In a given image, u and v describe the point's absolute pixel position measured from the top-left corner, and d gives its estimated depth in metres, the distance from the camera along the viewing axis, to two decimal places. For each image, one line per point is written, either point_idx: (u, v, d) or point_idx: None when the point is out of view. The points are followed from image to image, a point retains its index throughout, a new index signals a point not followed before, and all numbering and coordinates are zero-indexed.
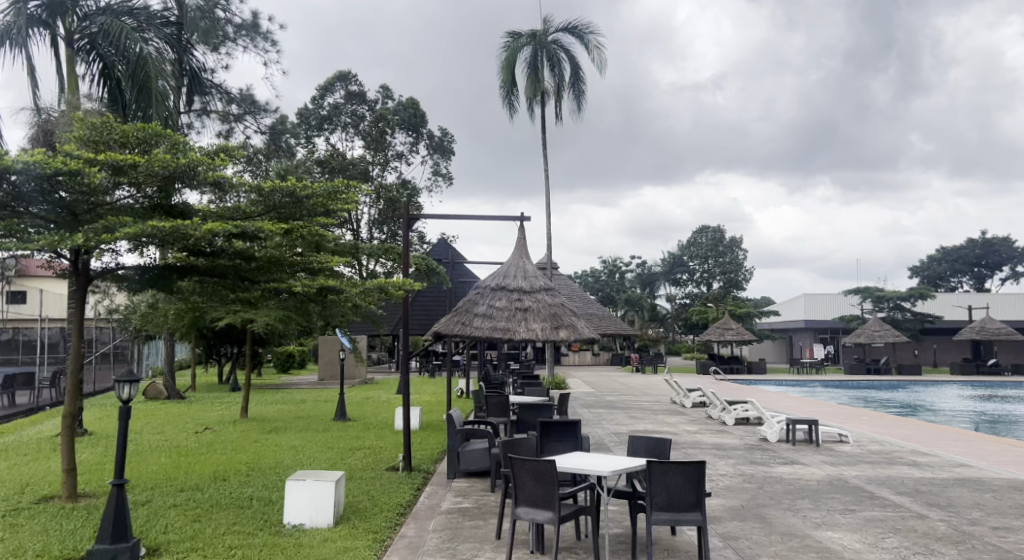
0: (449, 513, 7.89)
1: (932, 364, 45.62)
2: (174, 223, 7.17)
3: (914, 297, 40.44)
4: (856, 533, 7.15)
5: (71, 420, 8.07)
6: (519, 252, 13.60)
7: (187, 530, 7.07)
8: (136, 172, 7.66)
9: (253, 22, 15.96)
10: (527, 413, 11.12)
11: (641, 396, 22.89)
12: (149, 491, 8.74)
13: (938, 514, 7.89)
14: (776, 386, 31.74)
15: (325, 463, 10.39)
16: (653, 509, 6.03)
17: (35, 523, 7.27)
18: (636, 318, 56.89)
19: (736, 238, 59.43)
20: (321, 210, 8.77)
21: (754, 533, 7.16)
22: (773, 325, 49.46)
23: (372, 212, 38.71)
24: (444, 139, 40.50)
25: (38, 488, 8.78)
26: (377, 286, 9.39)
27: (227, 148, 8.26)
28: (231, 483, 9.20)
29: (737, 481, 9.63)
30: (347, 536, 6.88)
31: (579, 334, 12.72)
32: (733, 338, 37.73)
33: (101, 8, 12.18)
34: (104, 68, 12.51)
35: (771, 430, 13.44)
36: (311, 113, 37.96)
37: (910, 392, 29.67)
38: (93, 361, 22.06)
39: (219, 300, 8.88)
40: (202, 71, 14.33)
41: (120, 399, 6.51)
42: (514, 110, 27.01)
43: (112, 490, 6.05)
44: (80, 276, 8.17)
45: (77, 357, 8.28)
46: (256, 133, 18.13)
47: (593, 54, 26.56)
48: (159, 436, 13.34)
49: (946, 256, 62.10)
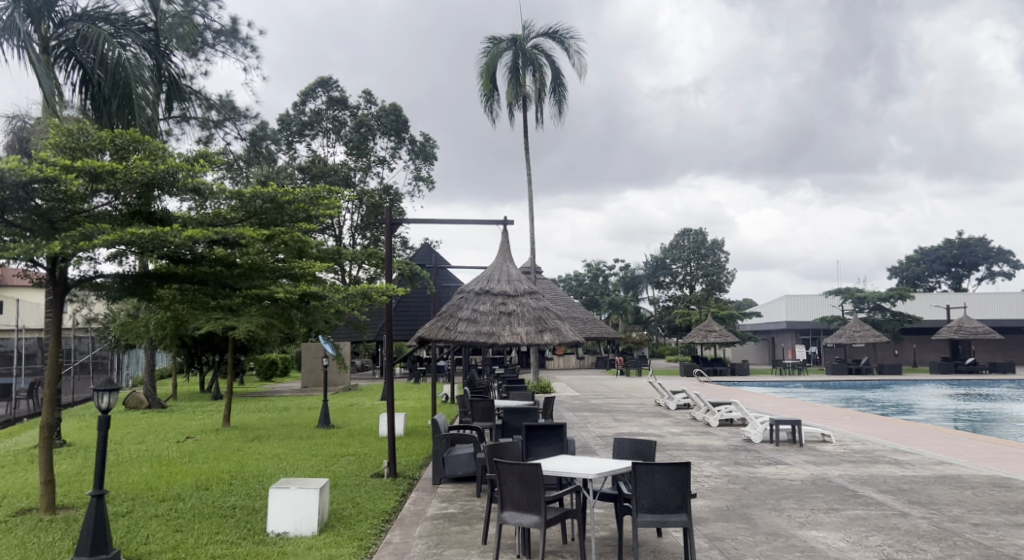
0: (435, 518, 7.86)
1: (911, 363, 46.43)
2: (154, 231, 7.08)
3: (894, 297, 40.80)
4: (840, 532, 7.21)
5: (49, 431, 7.92)
6: (502, 256, 13.60)
7: (169, 541, 6.99)
8: (114, 178, 7.52)
9: (232, 28, 15.83)
10: (512, 417, 11.09)
11: (625, 399, 22.98)
12: (130, 502, 8.61)
13: (919, 512, 7.98)
14: (759, 387, 32.06)
15: (310, 471, 10.31)
16: (639, 511, 6.03)
17: (12, 536, 7.14)
18: (619, 321, 58.12)
19: (719, 240, 59.36)
20: (303, 216, 8.72)
21: (739, 534, 7.19)
22: (756, 327, 50.19)
23: (355, 218, 38.55)
24: (425, 145, 40.38)
25: (16, 500, 8.67)
26: (359, 290, 9.30)
27: (208, 155, 8.19)
28: (215, 492, 9.10)
29: (722, 482, 9.67)
30: (332, 543, 6.82)
31: (564, 336, 12.76)
32: (716, 339, 37.91)
33: (77, 14, 12.13)
34: (82, 75, 12.14)
35: (755, 431, 13.53)
36: (293, 119, 37.74)
37: (892, 391, 30.17)
38: (70, 372, 21.80)
39: (199, 308, 8.82)
40: (182, 77, 13.85)
41: (100, 409, 6.38)
42: (496, 115, 27.06)
43: (91, 500, 5.95)
44: (58, 285, 8.05)
45: (54, 365, 8.16)
46: (238, 140, 17.91)
47: (573, 58, 26.70)
48: (139, 445, 13.21)
49: (924, 257, 62.92)
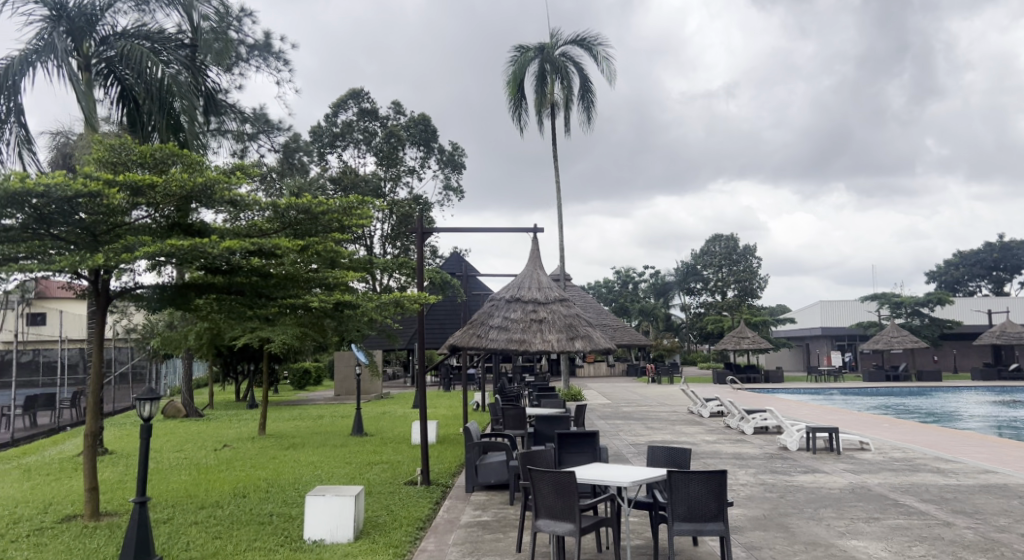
0: (469, 526, 7.87)
1: (952, 369, 45.25)
2: (193, 242, 7.25)
3: (932, 302, 39.87)
4: (882, 542, 7.06)
5: (92, 439, 8.12)
6: (533, 264, 13.58)
7: (209, 547, 7.10)
8: (154, 193, 7.72)
9: (265, 42, 16.12)
10: (543, 424, 11.04)
11: (658, 407, 22.72)
12: (170, 509, 8.78)
13: (965, 522, 7.78)
14: (793, 394, 31.63)
15: (345, 478, 10.40)
16: (675, 520, 5.97)
17: (59, 543, 7.32)
18: (650, 328, 57.95)
19: (751, 245, 58.10)
20: (336, 226, 8.83)
21: (777, 543, 7.09)
22: (789, 333, 49.47)
23: (386, 228, 38.86)
24: (454, 154, 40.61)
25: (62, 508, 8.86)
26: (392, 299, 9.36)
27: (243, 167, 8.36)
28: (252, 499, 9.24)
29: (758, 491, 9.54)
30: (367, 551, 6.87)
31: (595, 344, 12.74)
32: (750, 346, 37.37)
33: (118, 31, 12.52)
34: (121, 90, 12.51)
35: (791, 438, 13.32)
36: (324, 130, 38.23)
37: (933, 399, 29.48)
38: (111, 382, 22.26)
39: (237, 318, 8.98)
40: (217, 92, 14.10)
41: (141, 417, 6.52)
42: (523, 123, 27.13)
43: (134, 508, 6.09)
44: (100, 297, 8.25)
45: (97, 375, 8.35)
46: (272, 152, 18.19)
47: (601, 65, 26.69)
48: (179, 453, 13.46)
49: (964, 261, 61.43)
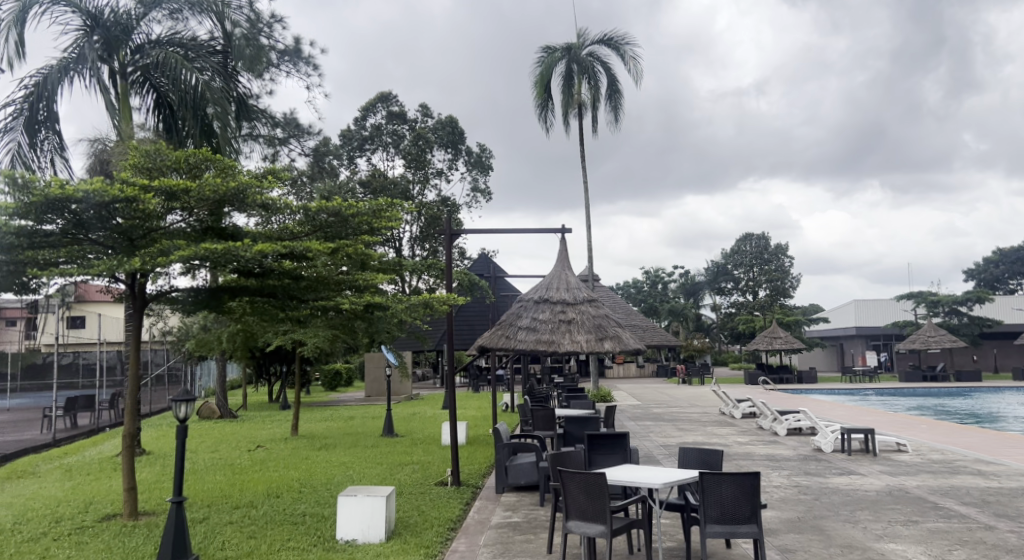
0: (500, 527, 7.87)
1: (992, 369, 44.18)
2: (227, 246, 7.35)
3: (971, 300, 38.94)
4: (921, 546, 6.91)
5: (130, 440, 8.28)
6: (560, 264, 13.56)
7: (243, 547, 7.19)
8: (188, 197, 7.86)
9: (296, 47, 16.31)
10: (572, 426, 11.01)
11: (689, 408, 22.52)
12: (206, 508, 8.93)
13: (1007, 525, 7.59)
14: (827, 396, 31.03)
15: (376, 479, 10.49)
16: (707, 522, 5.91)
17: (99, 542, 7.45)
18: (681, 328, 57.44)
19: (783, 245, 57.33)
20: (365, 228, 8.88)
21: (812, 546, 6.98)
22: (823, 333, 48.67)
23: (414, 230, 39.09)
24: (481, 156, 40.70)
25: (101, 507, 9.06)
26: (421, 301, 9.43)
27: (274, 171, 8.47)
28: (285, 500, 9.35)
29: (793, 493, 9.40)
30: (399, 551, 6.91)
31: (624, 344, 12.68)
32: (782, 346, 36.83)
33: (153, 40, 12.74)
34: (157, 98, 12.80)
35: (825, 440, 13.12)
36: (354, 134, 38.63)
37: (973, 399, 28.78)
38: (148, 383, 22.72)
39: (268, 319, 9.10)
40: (249, 97, 14.33)
41: (177, 418, 6.62)
42: (551, 123, 27.08)
43: (171, 508, 6.18)
44: (136, 299, 8.41)
45: (134, 376, 8.53)
46: (302, 156, 18.37)
47: (628, 64, 26.55)
48: (214, 453, 13.66)
49: (1004, 258, 59.92)
